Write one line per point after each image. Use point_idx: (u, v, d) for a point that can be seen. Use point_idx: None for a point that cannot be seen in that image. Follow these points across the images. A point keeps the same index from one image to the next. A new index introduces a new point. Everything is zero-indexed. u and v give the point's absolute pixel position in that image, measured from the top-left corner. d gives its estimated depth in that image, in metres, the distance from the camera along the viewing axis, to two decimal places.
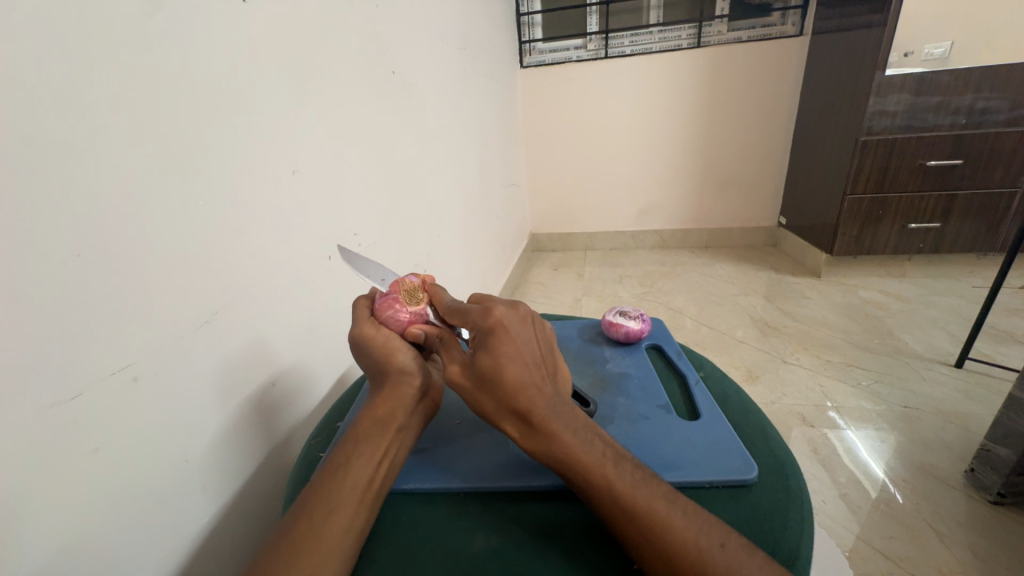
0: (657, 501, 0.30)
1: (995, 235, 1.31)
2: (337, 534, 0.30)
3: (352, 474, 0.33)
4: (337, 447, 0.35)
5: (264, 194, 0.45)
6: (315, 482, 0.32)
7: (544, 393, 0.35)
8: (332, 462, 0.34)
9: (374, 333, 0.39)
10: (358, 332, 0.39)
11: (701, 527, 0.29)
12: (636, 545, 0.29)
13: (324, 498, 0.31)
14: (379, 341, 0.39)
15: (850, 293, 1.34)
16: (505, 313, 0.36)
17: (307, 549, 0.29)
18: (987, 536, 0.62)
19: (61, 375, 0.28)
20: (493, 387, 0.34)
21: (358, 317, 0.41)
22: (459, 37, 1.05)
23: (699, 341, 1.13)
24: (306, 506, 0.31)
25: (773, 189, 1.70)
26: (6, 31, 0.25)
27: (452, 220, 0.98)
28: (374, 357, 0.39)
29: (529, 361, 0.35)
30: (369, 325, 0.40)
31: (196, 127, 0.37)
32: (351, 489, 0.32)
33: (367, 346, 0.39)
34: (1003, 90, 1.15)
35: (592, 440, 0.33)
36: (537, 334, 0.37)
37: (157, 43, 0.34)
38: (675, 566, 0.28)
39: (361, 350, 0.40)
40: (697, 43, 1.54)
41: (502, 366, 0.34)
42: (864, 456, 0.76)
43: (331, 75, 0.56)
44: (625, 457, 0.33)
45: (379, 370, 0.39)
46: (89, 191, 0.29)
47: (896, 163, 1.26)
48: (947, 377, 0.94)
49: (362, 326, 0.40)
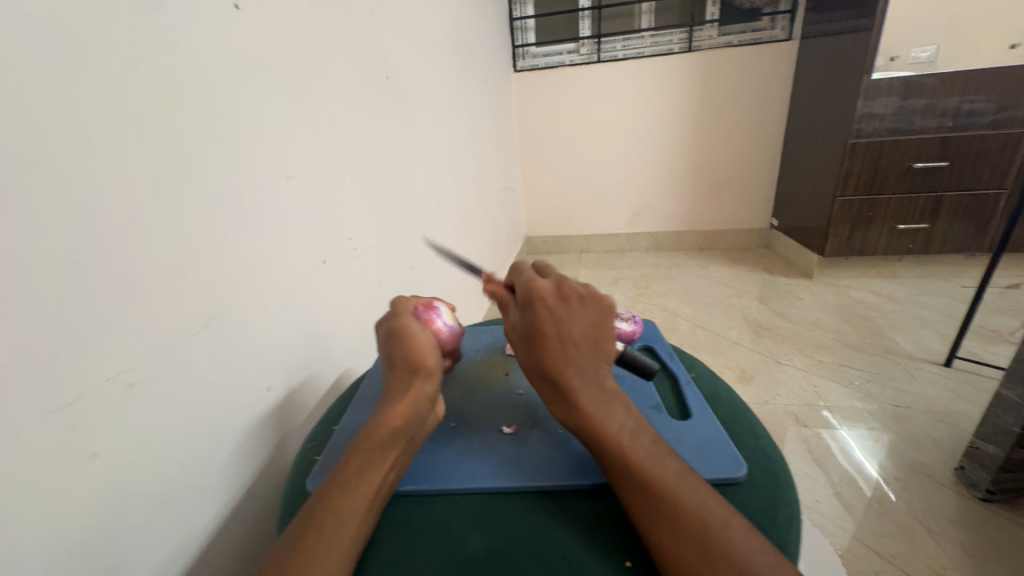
0: (669, 477, 0.32)
1: (983, 236, 1.33)
2: (345, 544, 0.30)
3: (364, 484, 0.33)
4: (346, 456, 0.34)
5: (259, 200, 0.45)
6: (321, 492, 0.32)
7: (580, 362, 0.37)
8: (340, 473, 0.33)
9: (419, 331, 0.42)
10: (403, 324, 0.42)
11: (710, 506, 0.30)
12: (643, 512, 0.31)
13: (332, 508, 0.31)
14: (419, 337, 0.41)
15: (842, 294, 1.36)
16: (545, 295, 0.40)
17: (316, 560, 0.29)
18: (978, 533, 0.63)
19: (57, 381, 0.28)
20: (529, 352, 0.38)
21: (400, 312, 0.44)
22: (453, 42, 1.06)
23: (693, 343, 1.14)
24: (314, 514, 0.30)
25: (766, 192, 1.72)
26: (10, 48, 0.26)
27: (447, 224, 0.98)
28: (402, 354, 0.40)
29: (565, 335, 0.38)
30: (413, 321, 0.43)
31: (194, 135, 0.38)
32: (362, 499, 0.32)
33: (406, 340, 0.40)
34: (988, 93, 1.17)
35: (615, 411, 0.36)
36: (585, 313, 0.39)
37: (152, 50, 0.35)
38: (683, 536, 0.29)
39: (396, 343, 0.41)
40: (689, 47, 1.56)
41: (539, 334, 0.38)
42: (858, 455, 0.77)
43: (326, 81, 0.57)
44: (643, 431, 0.35)
45: (402, 369, 0.39)
46: (83, 198, 0.30)
47: (884, 166, 1.29)
48: (937, 376, 0.95)
49: (407, 321, 0.42)
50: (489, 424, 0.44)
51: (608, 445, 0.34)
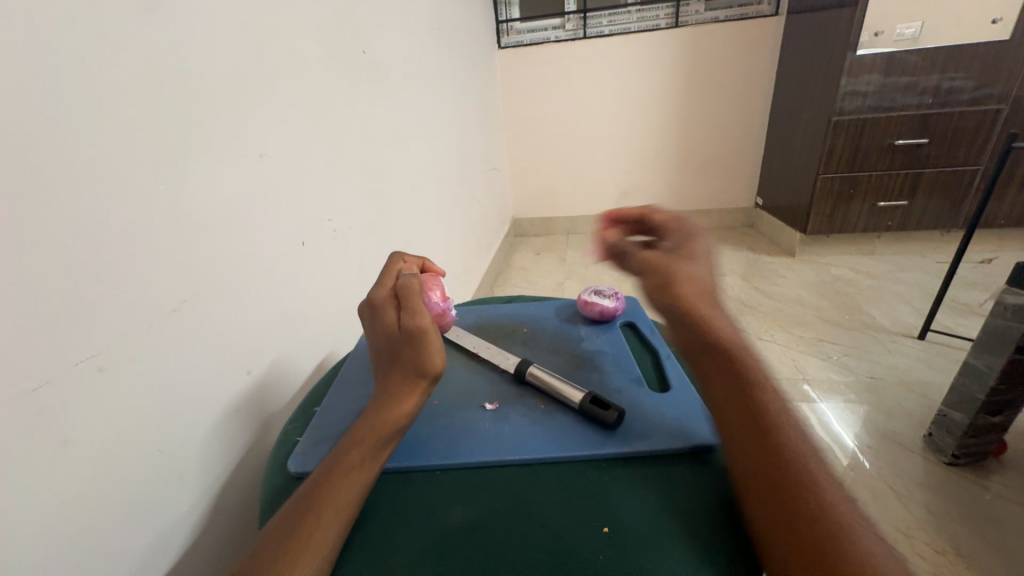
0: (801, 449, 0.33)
1: (958, 212, 1.36)
2: (333, 531, 0.30)
3: (359, 476, 0.32)
4: (344, 447, 0.33)
5: (233, 179, 0.44)
6: (319, 480, 0.31)
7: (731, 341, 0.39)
8: (335, 462, 0.32)
9: (432, 331, 0.34)
10: (418, 324, 0.34)
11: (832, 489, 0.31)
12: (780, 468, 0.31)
13: (324, 493, 0.31)
14: (433, 345, 0.34)
15: (822, 272, 1.38)
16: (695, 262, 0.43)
17: (309, 546, 0.29)
18: (943, 495, 0.66)
19: (26, 365, 0.28)
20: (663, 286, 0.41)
21: (415, 306, 0.35)
22: (433, 16, 1.03)
23: (677, 321, 1.16)
24: (306, 503, 0.30)
25: (750, 170, 1.73)
26: None
27: (430, 205, 0.97)
28: (407, 354, 0.34)
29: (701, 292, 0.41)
30: (428, 320, 0.35)
31: (159, 110, 0.36)
32: (356, 488, 0.32)
33: (420, 346, 0.34)
34: (968, 70, 1.19)
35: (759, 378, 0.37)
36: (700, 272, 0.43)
37: (110, 20, 0.33)
38: (817, 504, 0.30)
39: (404, 345, 0.34)
40: (675, 22, 1.53)
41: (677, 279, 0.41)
42: (833, 426, 0.80)
43: (298, 54, 0.54)
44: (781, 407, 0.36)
45: (406, 369, 0.34)
46: (41, 175, 0.28)
47: (866, 144, 1.30)
48: (910, 348, 0.99)
49: (422, 318, 0.35)
50: (472, 401, 0.44)
51: (749, 402, 0.35)
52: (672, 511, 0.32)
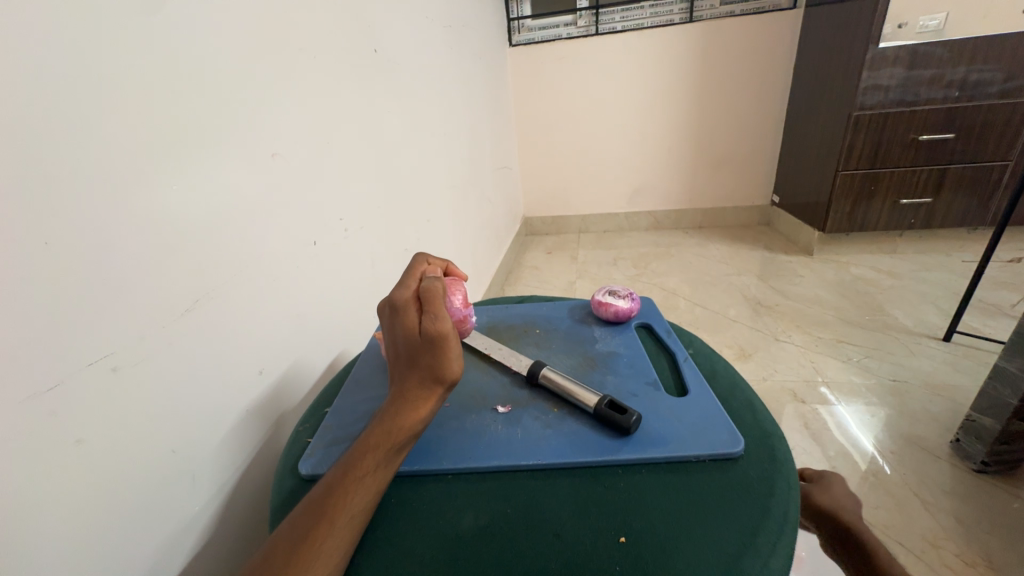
0: None
1: (986, 209, 1.31)
2: (344, 537, 0.29)
3: (372, 482, 0.31)
4: (357, 451, 0.32)
5: (244, 179, 0.44)
6: (331, 485, 0.31)
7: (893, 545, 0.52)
8: (349, 465, 0.32)
9: (453, 336, 0.34)
10: (441, 328, 0.34)
11: None
12: None
13: (336, 495, 0.30)
14: (453, 352, 0.34)
15: (842, 271, 1.35)
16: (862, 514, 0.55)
17: (321, 550, 0.28)
18: (972, 504, 0.63)
19: (35, 367, 0.28)
20: None
21: (439, 309, 0.35)
22: (445, 14, 1.02)
23: (691, 321, 1.14)
24: (317, 506, 0.30)
25: (766, 168, 1.69)
26: None
27: (442, 204, 0.97)
28: (427, 358, 0.34)
29: None
30: (450, 326, 0.34)
31: (170, 112, 0.36)
32: (369, 493, 0.31)
33: (440, 351, 0.33)
34: (998, 61, 1.14)
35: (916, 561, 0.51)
36: None
37: (122, 20, 0.33)
38: None
39: (425, 349, 0.34)
40: (689, 17, 1.51)
41: None
42: (854, 430, 0.77)
43: (310, 53, 0.54)
44: None
45: (425, 374, 0.34)
46: (50, 174, 0.28)
47: (888, 140, 1.26)
48: (935, 351, 0.95)
49: (444, 322, 0.34)
50: (483, 404, 0.43)
51: None
52: (692, 521, 0.31)
